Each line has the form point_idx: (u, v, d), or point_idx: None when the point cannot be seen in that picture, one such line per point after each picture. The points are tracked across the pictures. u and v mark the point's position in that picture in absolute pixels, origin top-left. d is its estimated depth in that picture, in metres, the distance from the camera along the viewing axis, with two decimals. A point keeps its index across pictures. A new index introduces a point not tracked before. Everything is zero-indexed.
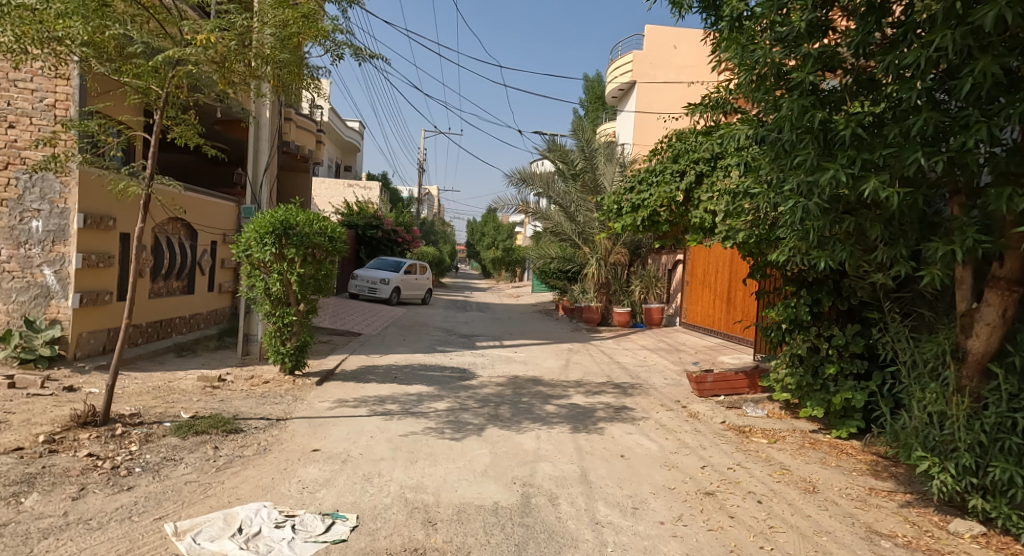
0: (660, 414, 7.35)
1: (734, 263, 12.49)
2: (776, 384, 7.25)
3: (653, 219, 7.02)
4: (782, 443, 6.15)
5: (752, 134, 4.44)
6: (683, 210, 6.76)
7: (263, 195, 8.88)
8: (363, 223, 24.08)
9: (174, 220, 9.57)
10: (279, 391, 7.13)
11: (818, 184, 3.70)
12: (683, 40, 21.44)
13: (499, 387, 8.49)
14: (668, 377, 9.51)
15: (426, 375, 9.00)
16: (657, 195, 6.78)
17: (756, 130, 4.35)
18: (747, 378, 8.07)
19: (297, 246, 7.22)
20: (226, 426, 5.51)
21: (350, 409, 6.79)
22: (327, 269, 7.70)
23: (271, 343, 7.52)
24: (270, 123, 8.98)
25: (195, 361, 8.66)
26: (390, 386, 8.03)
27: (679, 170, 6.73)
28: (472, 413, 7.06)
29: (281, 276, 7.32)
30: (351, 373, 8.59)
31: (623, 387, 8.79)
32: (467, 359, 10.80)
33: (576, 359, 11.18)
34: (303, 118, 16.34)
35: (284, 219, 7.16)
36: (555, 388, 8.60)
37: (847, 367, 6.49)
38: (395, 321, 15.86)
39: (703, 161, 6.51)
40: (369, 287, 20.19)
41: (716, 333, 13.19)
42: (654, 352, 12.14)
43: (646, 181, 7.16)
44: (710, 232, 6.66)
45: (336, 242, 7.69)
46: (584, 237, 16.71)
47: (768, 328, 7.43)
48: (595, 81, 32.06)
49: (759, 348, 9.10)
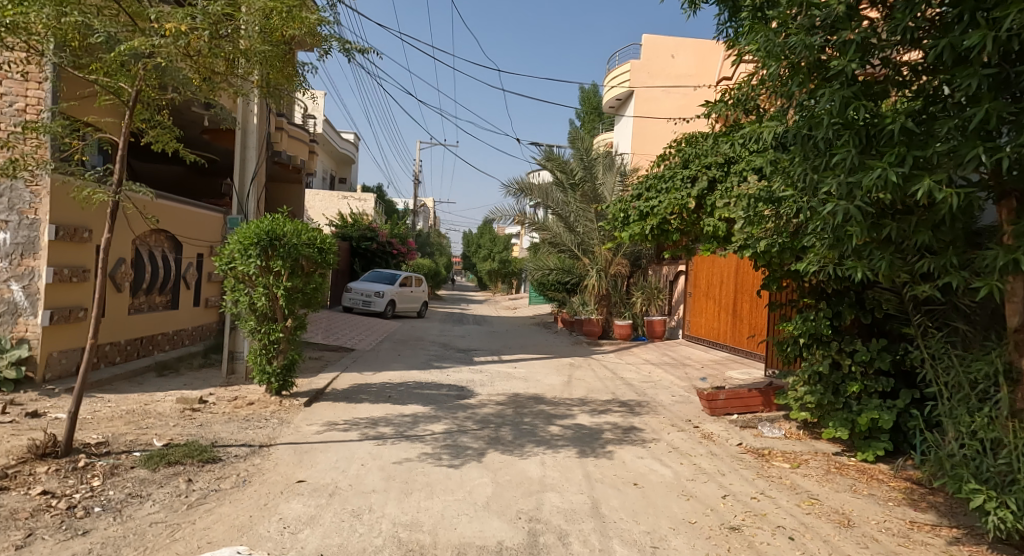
0: (671, 435, 6.91)
1: (740, 272, 12.12)
2: (794, 402, 6.83)
3: (662, 228, 6.60)
4: (806, 468, 5.71)
5: (780, 132, 4.05)
6: (694, 218, 6.39)
7: (250, 204, 8.46)
8: (357, 235, 23.81)
9: (156, 231, 9.13)
10: (263, 414, 6.65)
11: (861, 185, 3.32)
12: (681, 49, 21.15)
13: (499, 407, 8.03)
14: (676, 395, 9.06)
15: (422, 394, 8.53)
16: (667, 202, 6.39)
17: (785, 127, 3.96)
18: (762, 396, 7.64)
19: (284, 258, 6.75)
20: (202, 455, 5.04)
21: (340, 434, 6.31)
22: (317, 282, 7.23)
23: (256, 361, 7.07)
24: (258, 129, 8.56)
25: (177, 381, 8.18)
26: (384, 406, 7.56)
27: (689, 176, 6.36)
28: (472, 436, 6.59)
29: (267, 290, 6.85)
30: (343, 392, 8.12)
31: (630, 405, 8.34)
32: (465, 375, 10.33)
33: (578, 375, 10.72)
34: (296, 128, 15.82)
35: (270, 229, 6.70)
36: (559, 407, 8.14)
37: (872, 385, 6.07)
38: (390, 335, 15.37)
39: (716, 165, 6.18)
40: (363, 300, 19.73)
41: (722, 347, 12.78)
42: (658, 367, 11.69)
43: (655, 187, 6.76)
44: (725, 241, 6.27)
45: (326, 253, 7.21)
46: (583, 248, 16.37)
47: (784, 343, 7.06)
48: (591, 92, 31.85)
49: (773, 364, 8.69)
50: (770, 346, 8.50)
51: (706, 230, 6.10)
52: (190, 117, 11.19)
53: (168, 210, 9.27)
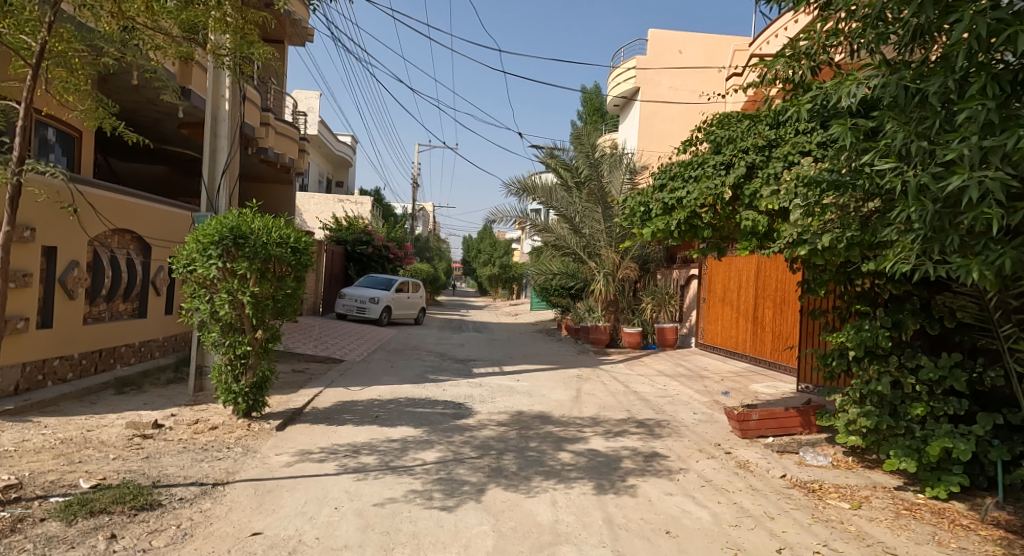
0: (701, 464, 5.95)
1: (761, 275, 11.25)
2: (842, 426, 5.90)
3: (691, 224, 5.68)
4: (869, 509, 4.76)
5: (874, 89, 3.17)
6: (729, 211, 5.47)
7: (221, 199, 7.54)
8: (353, 238, 22.87)
9: (118, 232, 8.20)
10: (226, 441, 5.70)
11: (1003, 148, 2.43)
12: (688, 44, 20.24)
13: (501, 428, 7.08)
14: (699, 413, 8.10)
15: (414, 413, 7.59)
16: (697, 192, 5.47)
17: (882, 81, 3.09)
18: (800, 416, 6.70)
19: (250, 260, 5.80)
20: (137, 501, 4.09)
21: (314, 466, 5.36)
22: (290, 287, 6.24)
23: (221, 379, 6.15)
24: (230, 117, 7.66)
25: (136, 400, 7.24)
26: (369, 429, 6.63)
27: (723, 162, 5.48)
28: (469, 467, 5.64)
29: (232, 297, 5.90)
30: (324, 413, 7.17)
31: (649, 426, 7.40)
32: (464, 390, 9.38)
33: (588, 389, 9.77)
34: (282, 123, 14.67)
35: (235, 225, 5.79)
36: (568, 428, 7.20)
37: (940, 407, 5.16)
38: (383, 344, 14.42)
39: (755, 149, 5.33)
40: (357, 306, 18.76)
41: (741, 357, 11.86)
42: (674, 379, 10.76)
43: (681, 176, 5.85)
44: (766, 238, 5.37)
45: (302, 255, 6.22)
46: (589, 251, 15.43)
47: (827, 356, 6.18)
48: (594, 93, 30.97)
49: (812, 379, 7.73)
50: (809, 359, 7.54)
51: (744, 225, 5.21)
52: (163, 109, 10.30)
53: (132, 208, 8.35)
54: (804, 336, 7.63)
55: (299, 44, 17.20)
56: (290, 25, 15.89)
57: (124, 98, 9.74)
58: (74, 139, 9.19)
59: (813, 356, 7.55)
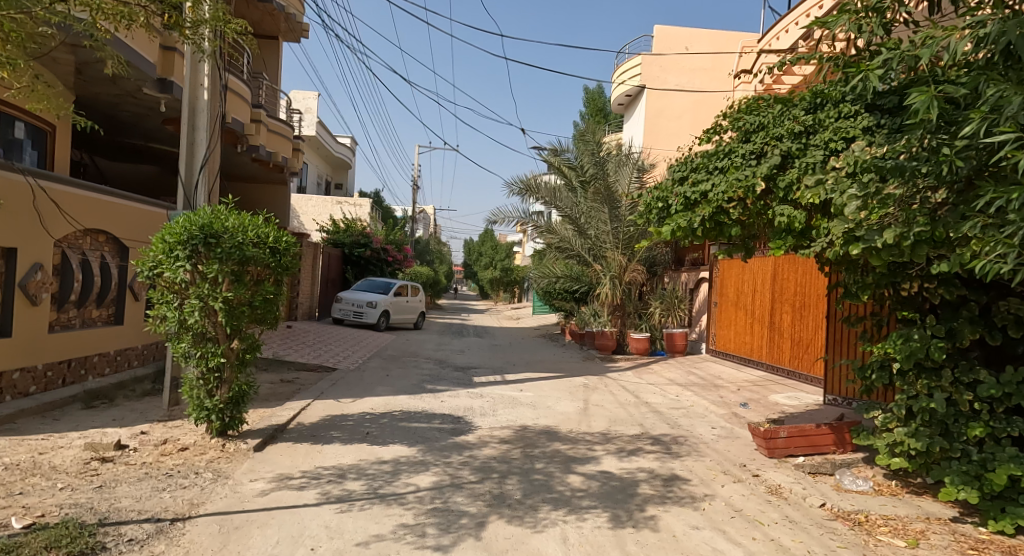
0: (728, 490, 5.31)
1: (778, 278, 10.68)
2: (883, 447, 5.28)
3: (717, 221, 5.05)
4: (929, 548, 4.13)
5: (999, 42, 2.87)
6: (761, 206, 4.85)
7: (200, 197, 6.94)
8: (350, 241, 22.29)
9: (88, 232, 7.61)
10: (195, 465, 5.09)
11: None
12: (696, 40, 19.70)
13: (503, 447, 6.45)
14: (718, 428, 7.48)
15: (408, 429, 6.98)
16: (725, 184, 4.84)
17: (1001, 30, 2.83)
18: (833, 433, 6.07)
19: (222, 260, 5.18)
20: (73, 545, 3.45)
21: (293, 494, 4.74)
22: (268, 292, 5.59)
23: (193, 395, 5.54)
24: (209, 108, 7.06)
25: (107, 415, 6.64)
26: (357, 449, 6.01)
27: (754, 150, 4.90)
28: (468, 494, 5.00)
29: (202, 303, 5.28)
30: (310, 429, 6.56)
31: (665, 443, 6.78)
32: (463, 401, 8.76)
33: (595, 400, 9.15)
34: (274, 121, 14.11)
35: (206, 223, 5.17)
36: (577, 446, 6.58)
37: (1002, 428, 4.53)
38: (380, 351, 13.81)
39: (790, 136, 4.74)
40: (354, 311, 18.18)
41: (756, 364, 11.24)
42: (686, 389, 10.14)
43: (704, 167, 5.24)
44: (803, 235, 4.76)
45: (282, 256, 5.62)
46: (595, 253, 14.85)
47: (866, 368, 5.56)
48: (598, 93, 30.35)
49: (850, 393, 7.06)
50: (846, 371, 6.89)
51: (779, 222, 4.62)
52: (146, 103, 9.78)
53: (103, 206, 7.76)
54: (842, 345, 6.97)
55: (294, 40, 16.67)
56: (284, 20, 15.34)
57: (103, 90, 9.19)
58: (46, 133, 8.63)
59: (850, 367, 6.89)
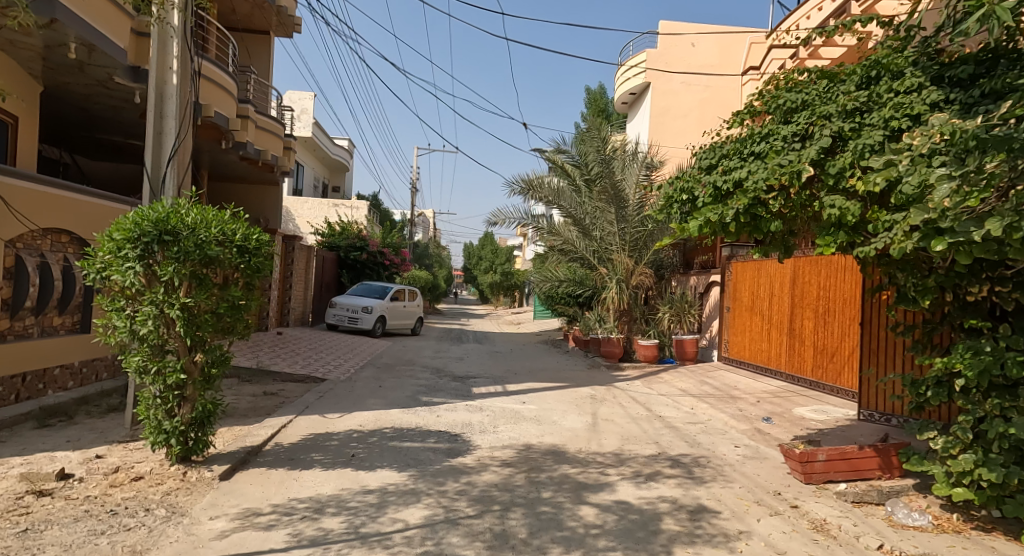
0: (765, 525, 4.60)
1: (798, 282, 10.00)
2: (944, 476, 4.57)
3: (753, 214, 4.34)
4: None
5: None
6: (806, 197, 4.15)
7: (167, 192, 6.23)
8: (346, 244, 21.64)
9: (46, 232, 6.94)
10: (148, 499, 4.39)
11: None
12: (702, 36, 19.13)
13: (505, 471, 5.73)
14: (742, 447, 6.76)
15: (400, 450, 6.26)
16: (765, 171, 4.14)
17: None
18: (879, 456, 5.36)
19: (180, 261, 4.49)
20: None
21: (258, 534, 4.02)
22: (234, 299, 4.85)
23: (150, 416, 4.82)
24: (179, 94, 6.38)
25: (61, 435, 5.92)
26: (339, 476, 5.28)
27: (797, 132, 4.21)
28: (464, 533, 4.28)
29: (158, 312, 4.57)
30: (289, 452, 5.85)
31: (685, 465, 6.06)
32: (461, 416, 8.04)
33: (605, 414, 8.44)
34: (264, 118, 13.48)
35: (162, 218, 4.48)
36: (587, 470, 5.86)
37: None
38: (374, 358, 13.11)
39: (841, 115, 4.06)
40: (349, 316, 17.46)
41: (774, 374, 10.52)
42: (701, 401, 9.43)
43: (738, 153, 4.55)
44: (857, 231, 4.05)
45: (253, 257, 4.90)
46: (600, 256, 14.19)
47: (920, 384, 4.85)
48: (599, 93, 29.53)
49: (902, 411, 6.28)
50: (897, 387, 6.14)
51: (830, 214, 3.93)
52: (120, 94, 9.11)
53: (61, 203, 7.11)
54: (891, 359, 6.22)
55: (286, 34, 15.98)
56: (275, 13, 14.66)
57: (71, 79, 8.47)
58: (6, 125, 7.95)
59: (900, 383, 6.14)
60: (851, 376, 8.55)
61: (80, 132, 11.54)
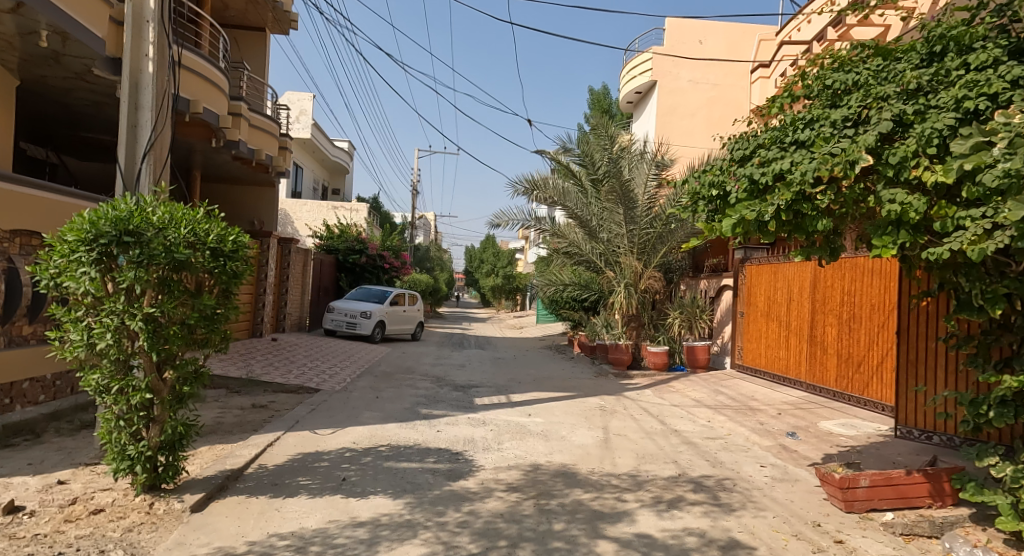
0: None
1: (819, 286, 9.45)
2: (1011, 511, 4.01)
3: (796, 211, 3.79)
4: None
5: None
6: (859, 191, 3.61)
7: (143, 187, 5.70)
8: (344, 247, 21.08)
9: (12, 235, 6.40)
10: (106, 537, 3.84)
11: None
12: (710, 33, 18.51)
13: (512, 497, 5.17)
14: (769, 467, 6.18)
15: (396, 472, 5.71)
16: (813, 160, 3.59)
17: None
18: (930, 483, 4.81)
19: (144, 266, 3.95)
20: None
21: None
22: (206, 310, 4.30)
23: (112, 441, 4.27)
24: (156, 82, 5.85)
25: (21, 457, 5.37)
26: (328, 504, 4.73)
27: (849, 116, 3.67)
28: None
29: (118, 325, 4.02)
30: (273, 476, 5.29)
31: (710, 490, 5.49)
32: (463, 431, 7.48)
33: (616, 428, 7.88)
34: (258, 116, 12.97)
35: (123, 218, 3.92)
36: (602, 495, 5.29)
37: None
38: (372, 366, 12.57)
39: (901, 96, 3.53)
40: (347, 322, 16.91)
41: (793, 384, 9.96)
42: (718, 412, 8.88)
43: (778, 143, 4.01)
44: (920, 231, 3.50)
45: (230, 261, 4.36)
46: (607, 259, 13.66)
47: (980, 402, 4.31)
48: (602, 94, 29.03)
49: (952, 430, 5.70)
50: (950, 405, 5.55)
51: (891, 210, 3.38)
52: (102, 88, 8.61)
53: (29, 203, 6.55)
54: (943, 374, 5.67)
55: (282, 31, 15.46)
56: (269, 8, 14.16)
57: (48, 71, 7.94)
58: None
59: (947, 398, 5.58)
60: (879, 387, 7.99)
61: (64, 130, 11.05)
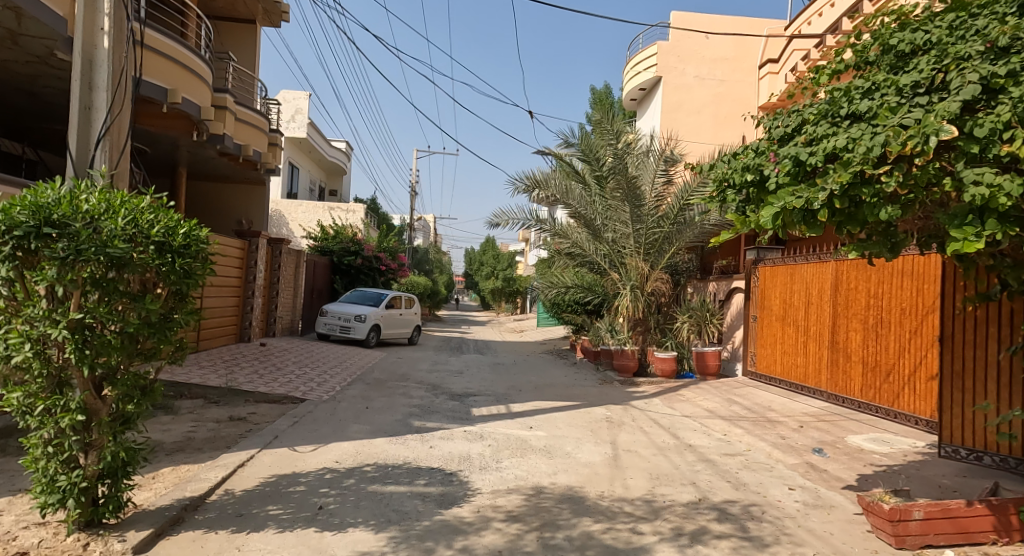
0: None
1: (841, 289, 8.81)
2: None
3: (853, 197, 3.14)
4: None
5: None
6: (933, 172, 2.96)
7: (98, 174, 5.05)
8: (339, 248, 20.44)
9: None
10: None
11: None
12: (716, 26, 17.91)
13: (512, 529, 4.52)
14: (799, 491, 5.53)
15: (380, 497, 5.05)
16: (878, 134, 2.94)
17: None
18: (993, 514, 4.18)
19: (74, 263, 3.32)
20: None
21: None
22: (152, 314, 3.65)
23: (39, 471, 3.61)
24: (114, 58, 5.20)
25: None
26: (298, 540, 4.09)
27: (917, 83, 3.05)
28: None
29: (41, 333, 3.37)
30: (239, 504, 4.64)
31: (736, 519, 4.84)
32: (458, 446, 6.83)
33: (625, 443, 7.23)
34: (246, 109, 12.32)
35: (47, 206, 3.29)
36: (615, 526, 4.63)
37: None
38: (365, 373, 11.90)
39: (984, 58, 2.90)
40: (340, 325, 16.27)
41: (813, 393, 9.32)
42: (734, 424, 8.23)
43: (827, 118, 3.38)
44: (1011, 220, 2.85)
45: (183, 259, 3.74)
46: (612, 260, 13.03)
47: None
48: (604, 94, 28.46)
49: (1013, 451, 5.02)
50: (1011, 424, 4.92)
51: (977, 193, 2.73)
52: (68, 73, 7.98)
53: None
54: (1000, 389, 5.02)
55: (272, 24, 14.86)
56: None
57: (7, 54, 7.31)
58: None
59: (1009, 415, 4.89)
60: (911, 397, 7.36)
61: (36, 123, 10.43)
